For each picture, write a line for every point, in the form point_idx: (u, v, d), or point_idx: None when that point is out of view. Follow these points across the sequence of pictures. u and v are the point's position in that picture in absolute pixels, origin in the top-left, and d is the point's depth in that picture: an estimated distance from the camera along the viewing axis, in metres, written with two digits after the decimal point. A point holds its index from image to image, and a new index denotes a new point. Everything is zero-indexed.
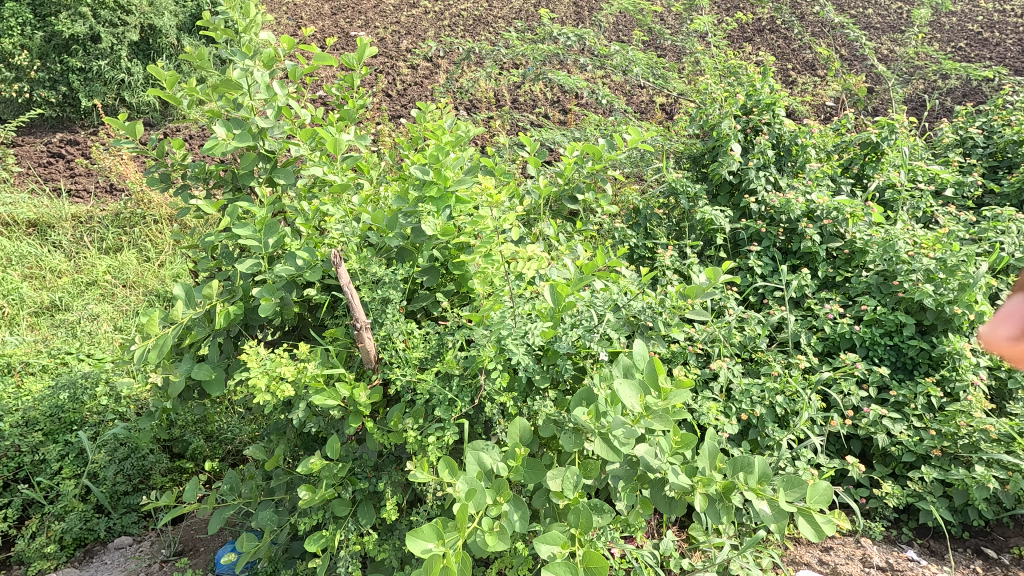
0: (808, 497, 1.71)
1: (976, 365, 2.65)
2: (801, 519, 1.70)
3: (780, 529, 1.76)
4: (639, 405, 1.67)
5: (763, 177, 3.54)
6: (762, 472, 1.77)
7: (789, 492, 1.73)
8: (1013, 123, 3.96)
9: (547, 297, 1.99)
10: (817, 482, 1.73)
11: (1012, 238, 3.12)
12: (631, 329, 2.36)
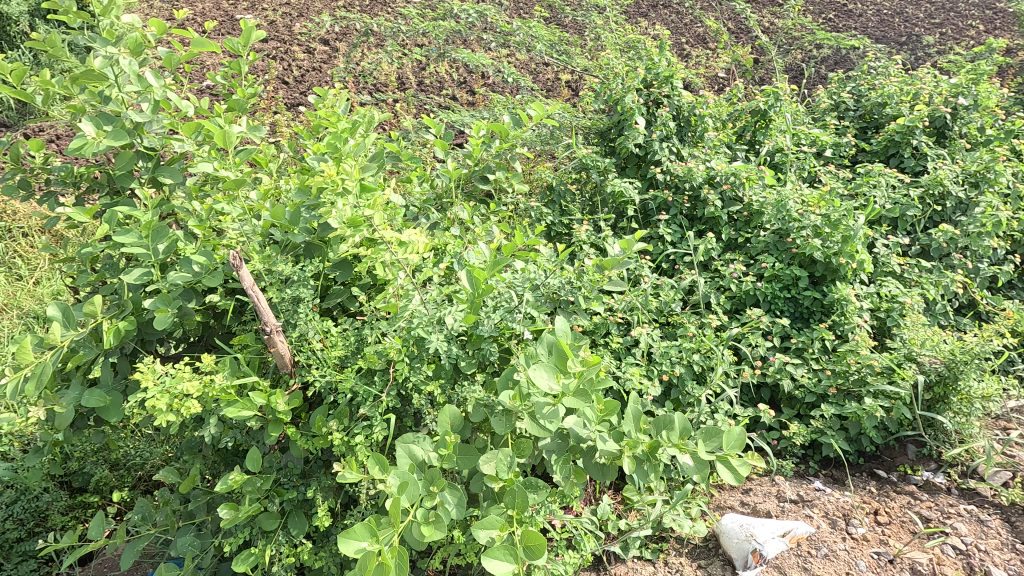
0: (725, 445, 1.81)
1: (860, 309, 2.93)
2: (720, 467, 1.80)
3: (703, 480, 1.86)
4: (558, 385, 1.69)
5: (667, 148, 3.70)
6: (681, 426, 1.87)
7: (708, 442, 1.84)
8: (877, 87, 4.36)
9: (466, 283, 1.99)
10: (732, 430, 1.83)
11: (881, 192, 3.46)
12: (553, 306, 2.39)
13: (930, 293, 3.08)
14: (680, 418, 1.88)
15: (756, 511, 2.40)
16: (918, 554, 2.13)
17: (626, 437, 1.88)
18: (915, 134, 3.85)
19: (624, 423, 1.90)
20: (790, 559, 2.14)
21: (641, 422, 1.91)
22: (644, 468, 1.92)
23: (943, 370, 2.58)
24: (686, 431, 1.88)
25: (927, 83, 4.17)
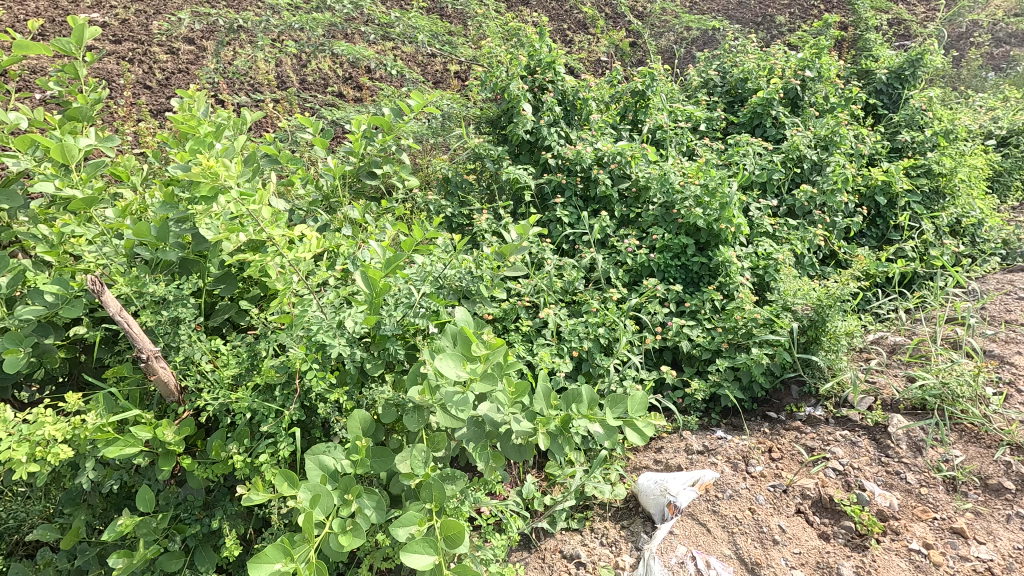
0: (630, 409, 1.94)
1: (741, 268, 3.20)
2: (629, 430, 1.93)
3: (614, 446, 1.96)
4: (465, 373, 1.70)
5: (556, 133, 3.85)
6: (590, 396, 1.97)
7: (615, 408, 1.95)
8: (738, 64, 4.75)
9: (361, 283, 1.94)
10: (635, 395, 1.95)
11: (750, 159, 3.79)
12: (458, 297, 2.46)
13: (797, 247, 3.42)
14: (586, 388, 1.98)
15: (667, 466, 2.58)
16: (806, 480, 2.38)
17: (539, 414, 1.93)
18: (773, 106, 4.24)
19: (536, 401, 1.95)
20: (701, 506, 2.32)
21: (551, 398, 1.97)
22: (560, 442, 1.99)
23: (813, 315, 2.88)
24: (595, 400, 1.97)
25: (779, 59, 4.59)
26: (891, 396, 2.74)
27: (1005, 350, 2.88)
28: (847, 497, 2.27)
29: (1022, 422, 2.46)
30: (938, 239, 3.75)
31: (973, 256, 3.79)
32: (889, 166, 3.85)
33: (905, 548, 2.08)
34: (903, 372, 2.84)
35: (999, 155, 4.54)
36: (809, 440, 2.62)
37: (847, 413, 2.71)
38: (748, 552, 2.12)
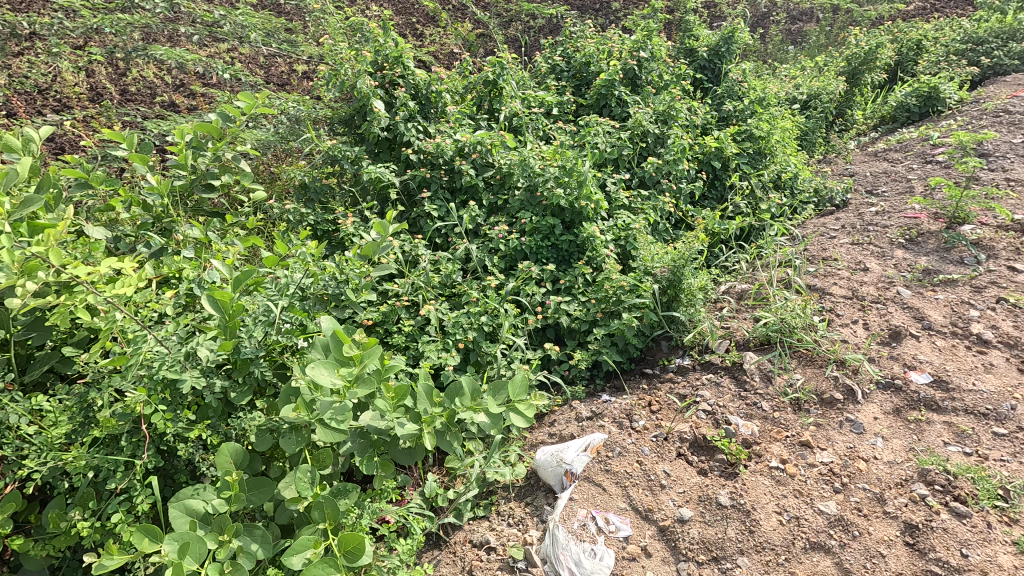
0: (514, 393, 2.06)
1: (605, 241, 3.41)
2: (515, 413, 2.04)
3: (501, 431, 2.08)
4: (341, 379, 1.71)
5: (413, 129, 3.83)
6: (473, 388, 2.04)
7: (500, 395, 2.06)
8: (579, 49, 5.01)
9: (208, 307, 1.80)
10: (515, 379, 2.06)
11: (601, 138, 4.03)
12: (324, 307, 2.39)
13: (651, 215, 3.71)
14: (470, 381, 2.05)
15: (561, 438, 2.70)
16: (682, 425, 2.61)
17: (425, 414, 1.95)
18: (615, 87, 4.53)
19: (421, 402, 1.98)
20: (594, 468, 2.47)
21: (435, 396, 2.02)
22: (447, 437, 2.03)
23: (670, 275, 3.15)
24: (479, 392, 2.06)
25: (615, 43, 4.92)
26: (742, 336, 3.08)
27: (825, 283, 3.36)
28: (717, 433, 2.53)
29: (843, 341, 2.89)
30: (765, 194, 4.25)
31: (794, 205, 4.35)
32: (718, 134, 4.29)
33: (767, 467, 2.36)
34: (749, 315, 3.20)
35: (803, 116, 5.24)
36: (681, 388, 2.87)
37: (710, 358, 3.00)
38: (641, 501, 2.31)
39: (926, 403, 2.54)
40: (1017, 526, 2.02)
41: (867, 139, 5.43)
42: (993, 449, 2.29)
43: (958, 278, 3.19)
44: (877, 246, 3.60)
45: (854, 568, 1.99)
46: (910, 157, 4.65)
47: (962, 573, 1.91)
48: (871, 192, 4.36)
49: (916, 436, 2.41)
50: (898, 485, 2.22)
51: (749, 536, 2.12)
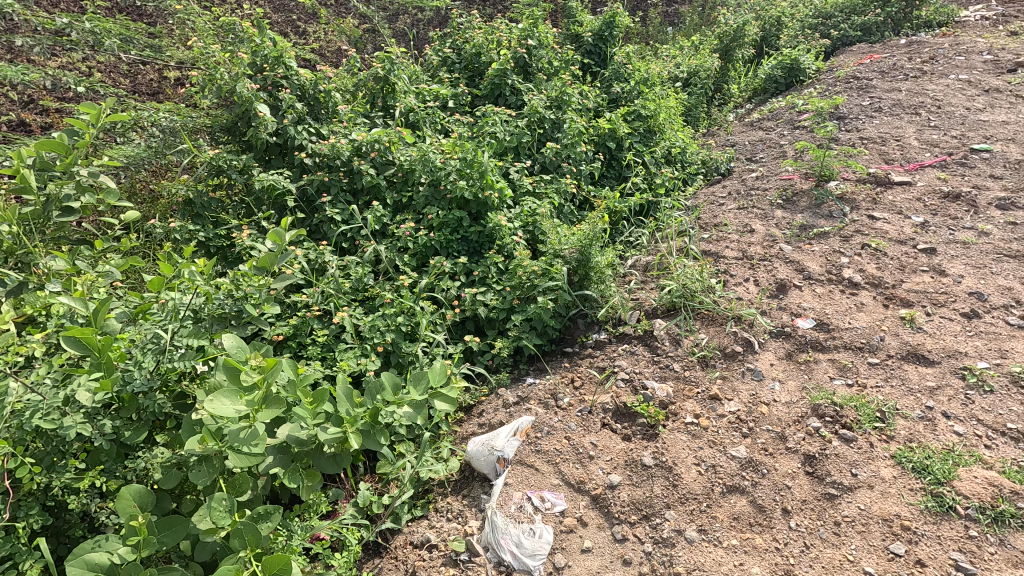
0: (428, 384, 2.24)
1: (513, 229, 3.46)
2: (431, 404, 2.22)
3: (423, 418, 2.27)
4: (246, 405, 1.78)
5: (304, 131, 3.68)
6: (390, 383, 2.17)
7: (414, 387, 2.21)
8: (468, 40, 5.01)
9: (73, 348, 1.85)
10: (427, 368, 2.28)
11: (499, 127, 4.07)
12: (223, 326, 2.26)
13: (555, 199, 3.80)
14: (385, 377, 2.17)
15: (491, 426, 2.73)
16: (604, 396, 2.73)
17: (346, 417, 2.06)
18: (508, 76, 4.58)
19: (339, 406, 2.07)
20: (525, 450, 2.53)
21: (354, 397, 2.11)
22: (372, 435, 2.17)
23: (579, 255, 3.25)
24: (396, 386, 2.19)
25: (503, 32, 4.96)
26: (651, 305, 3.25)
27: (718, 247, 3.62)
28: (636, 398, 2.66)
29: (738, 299, 3.14)
30: (659, 169, 4.48)
31: (686, 177, 4.61)
32: (610, 116, 4.46)
33: (683, 424, 2.52)
34: (655, 284, 3.38)
35: (685, 93, 5.57)
36: (600, 361, 2.99)
37: (624, 330, 3.14)
38: (573, 475, 2.39)
39: (813, 344, 2.81)
40: (894, 441, 2.30)
41: (744, 111, 5.87)
42: (870, 377, 2.59)
43: (829, 230, 3.54)
44: (760, 209, 3.92)
45: (766, 502, 2.18)
46: (780, 124, 5.08)
47: (853, 490, 2.15)
48: (751, 159, 4.72)
49: (807, 376, 2.67)
50: (796, 422, 2.45)
51: (674, 490, 2.26)
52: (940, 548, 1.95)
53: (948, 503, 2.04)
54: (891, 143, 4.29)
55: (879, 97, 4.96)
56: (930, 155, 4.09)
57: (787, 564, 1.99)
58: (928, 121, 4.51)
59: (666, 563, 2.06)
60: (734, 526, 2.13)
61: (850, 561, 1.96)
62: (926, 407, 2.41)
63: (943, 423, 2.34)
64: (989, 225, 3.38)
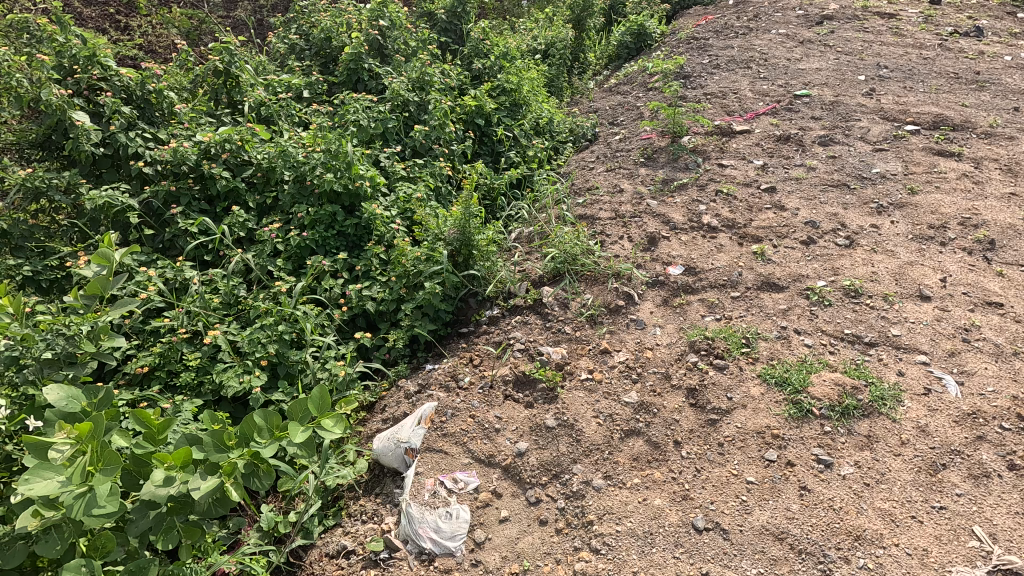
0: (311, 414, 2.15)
1: (391, 217, 3.37)
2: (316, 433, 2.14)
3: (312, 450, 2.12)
4: (72, 471, 1.76)
5: (138, 137, 3.29)
6: (268, 420, 2.07)
7: (296, 420, 2.12)
8: (316, 24, 4.75)
9: None
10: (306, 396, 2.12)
11: (362, 114, 3.91)
12: (55, 368, 2.22)
13: (430, 181, 3.74)
14: (262, 414, 2.07)
15: (395, 420, 2.68)
16: (503, 369, 2.77)
17: (222, 462, 1.97)
18: (363, 59, 4.38)
19: (211, 453, 1.96)
20: (432, 436, 2.52)
21: (227, 440, 1.99)
22: (258, 475, 2.07)
23: (460, 235, 3.24)
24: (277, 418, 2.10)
25: (352, 14, 4.73)
26: (537, 274, 3.33)
27: (592, 210, 3.78)
28: (533, 366, 2.73)
29: (616, 256, 3.31)
30: (529, 141, 4.55)
31: (556, 146, 4.73)
32: (474, 93, 4.44)
33: (579, 381, 2.64)
34: (539, 253, 3.46)
35: (546, 64, 5.69)
36: (495, 336, 3.03)
37: (515, 302, 3.20)
38: (482, 451, 2.43)
39: (684, 288, 3.05)
40: (759, 362, 2.57)
41: (602, 78, 6.12)
42: (734, 309, 2.87)
43: (687, 182, 3.83)
44: (626, 169, 4.13)
45: (660, 439, 2.36)
46: (636, 88, 5.37)
47: (730, 412, 2.39)
48: (613, 123, 4.94)
49: (683, 317, 2.89)
50: (678, 361, 2.65)
51: (578, 445, 2.37)
52: (804, 448, 2.22)
53: (806, 408, 2.33)
54: (730, 96, 4.69)
55: (716, 55, 5.40)
56: (763, 104, 4.53)
57: (683, 490, 2.17)
58: (758, 74, 4.98)
59: (579, 514, 2.16)
60: (635, 467, 2.28)
61: (735, 476, 2.18)
62: (781, 327, 2.72)
63: (795, 339, 2.65)
64: (815, 161, 3.84)
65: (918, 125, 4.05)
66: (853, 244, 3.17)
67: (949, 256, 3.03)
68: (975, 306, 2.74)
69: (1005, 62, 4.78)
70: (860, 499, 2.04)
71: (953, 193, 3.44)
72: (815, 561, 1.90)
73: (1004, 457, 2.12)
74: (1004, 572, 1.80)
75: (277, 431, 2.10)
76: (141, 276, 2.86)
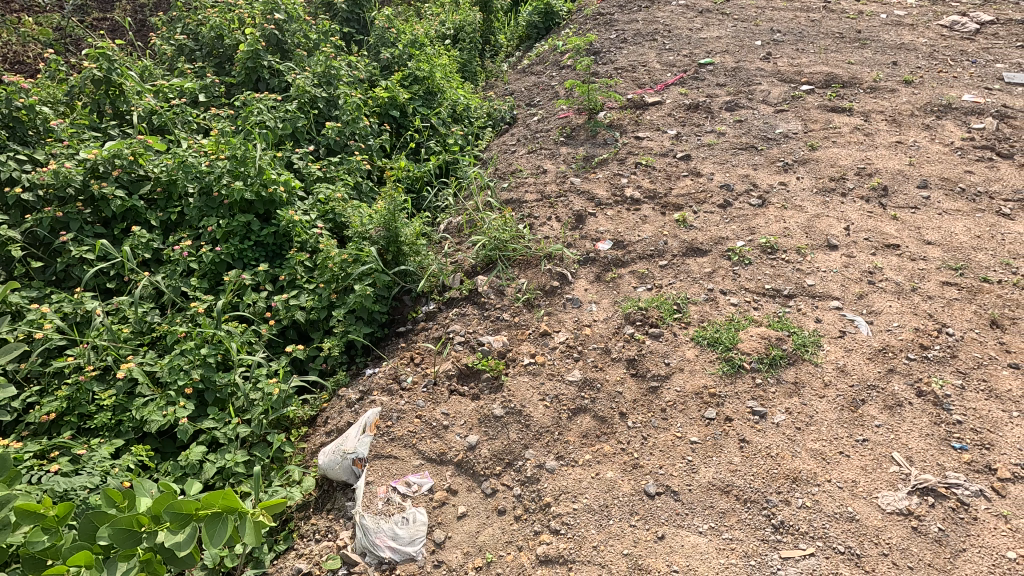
0: (230, 506, 1.75)
1: (311, 221, 3.20)
2: (241, 525, 1.79)
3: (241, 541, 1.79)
4: None
5: (12, 161, 2.98)
6: (178, 510, 1.70)
7: (214, 510, 1.75)
8: (204, 22, 4.43)
9: None
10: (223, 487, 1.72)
11: (267, 115, 3.68)
12: None
13: (348, 180, 3.59)
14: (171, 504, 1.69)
15: (339, 431, 2.59)
16: (446, 364, 2.73)
17: (134, 548, 1.72)
18: (261, 57, 4.11)
19: (118, 540, 1.70)
20: (380, 443, 2.46)
21: (138, 524, 1.71)
22: (181, 559, 1.75)
23: (386, 232, 3.13)
24: (191, 505, 1.72)
25: (243, 9, 4.44)
26: (470, 264, 3.29)
27: (518, 193, 3.76)
28: (475, 357, 2.71)
29: (545, 238, 3.31)
30: (448, 129, 4.45)
31: (476, 133, 4.64)
32: (385, 84, 4.29)
33: (523, 367, 2.65)
34: (469, 242, 3.42)
35: (457, 50, 5.58)
36: (434, 332, 2.97)
37: (450, 295, 3.14)
38: (433, 450, 2.39)
39: (615, 262, 3.11)
40: (691, 325, 2.67)
41: (515, 59, 6.07)
42: (663, 278, 2.95)
43: (608, 157, 3.88)
44: (547, 149, 4.14)
45: (606, 412, 2.40)
46: (549, 67, 5.37)
47: (669, 377, 2.47)
48: (530, 104, 4.92)
49: (617, 291, 2.95)
50: (616, 335, 2.71)
51: (528, 430, 2.38)
52: (740, 402, 2.33)
53: (738, 363, 2.44)
54: (640, 69, 4.78)
55: (622, 30, 5.48)
56: (671, 74, 4.65)
57: (633, 459, 2.23)
58: (664, 45, 5.11)
59: (536, 498, 2.18)
60: (586, 443, 2.32)
61: (679, 438, 2.26)
62: (708, 290, 2.83)
63: (722, 299, 2.77)
64: (724, 126, 3.99)
65: (812, 85, 4.29)
66: (765, 203, 3.33)
67: (850, 205, 3.25)
68: (877, 250, 2.95)
69: (882, 19, 5.14)
70: (794, 443, 2.16)
71: (848, 146, 3.68)
72: (758, 507, 2.00)
73: (913, 385, 2.31)
74: (922, 490, 1.97)
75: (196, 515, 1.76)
76: (34, 313, 2.61)
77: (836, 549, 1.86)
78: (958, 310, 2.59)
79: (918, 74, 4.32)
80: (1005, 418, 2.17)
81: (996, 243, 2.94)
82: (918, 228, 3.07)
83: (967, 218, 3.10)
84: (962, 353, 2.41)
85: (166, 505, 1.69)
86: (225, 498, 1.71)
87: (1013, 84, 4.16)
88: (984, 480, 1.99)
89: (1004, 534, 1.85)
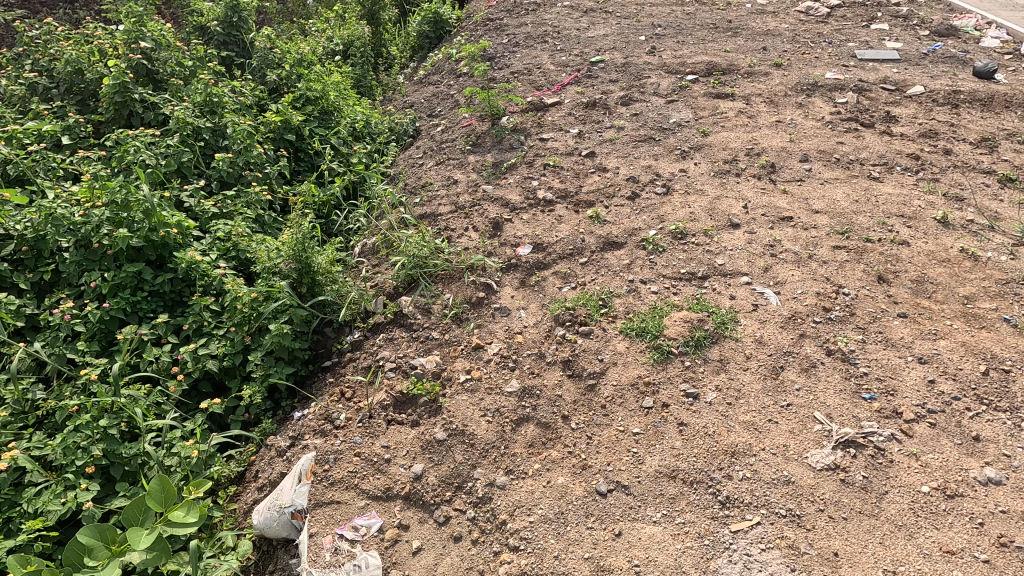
0: (154, 510, 2.00)
1: (213, 262, 2.95)
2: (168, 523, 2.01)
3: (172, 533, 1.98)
4: None
5: None
6: (99, 537, 1.92)
7: (136, 526, 1.98)
8: (57, 56, 4.00)
9: None
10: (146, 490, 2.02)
11: (145, 152, 3.38)
12: None
13: (248, 213, 3.36)
14: (91, 532, 1.91)
15: (272, 484, 2.42)
16: (379, 395, 2.62)
17: None
18: (131, 89, 3.76)
19: None
20: (320, 491, 2.31)
21: None
22: None
23: (297, 265, 2.94)
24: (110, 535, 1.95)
25: (102, 39, 4.04)
26: (391, 286, 3.17)
27: (432, 207, 3.68)
28: (409, 382, 2.63)
29: (466, 250, 3.25)
30: (349, 148, 4.28)
31: (380, 149, 4.49)
32: (276, 107, 4.05)
33: (459, 385, 2.59)
34: (388, 264, 3.30)
35: (348, 65, 5.40)
36: (362, 361, 2.83)
37: (375, 320, 3.01)
38: (377, 487, 2.29)
39: (537, 266, 3.11)
40: (618, 318, 2.73)
41: (410, 70, 5.96)
42: (585, 275, 3.00)
43: (516, 161, 3.90)
44: (455, 159, 4.09)
45: (549, 418, 2.40)
46: (445, 76, 5.32)
47: (605, 372, 2.51)
48: (432, 115, 4.83)
49: (543, 294, 2.96)
50: (547, 339, 2.71)
51: (473, 449, 2.33)
52: (673, 387, 2.41)
53: (666, 350, 2.53)
54: (536, 71, 4.85)
55: (513, 34, 5.54)
56: (566, 74, 4.76)
57: (581, 460, 2.24)
58: (555, 46, 5.22)
59: (491, 518, 2.13)
60: (533, 452, 2.30)
61: (622, 432, 2.30)
62: (629, 282, 2.91)
63: (643, 289, 2.86)
64: (622, 121, 4.14)
65: (696, 74, 4.54)
66: (669, 191, 3.48)
67: (745, 184, 3.47)
68: (773, 223, 3.16)
69: (748, 9, 5.54)
70: (727, 418, 2.26)
71: (736, 129, 3.92)
72: (705, 487, 2.07)
73: (822, 346, 2.49)
74: (844, 443, 2.13)
75: (114, 546, 1.95)
76: None
77: (779, 513, 1.96)
78: (850, 271, 2.83)
79: (785, 57, 4.70)
80: (903, 363, 2.39)
81: (871, 205, 3.24)
82: (806, 199, 3.32)
83: (845, 185, 3.41)
84: (859, 309, 2.63)
85: (87, 534, 1.91)
86: (147, 500, 1.99)
87: (865, 60, 4.61)
88: (893, 424, 2.18)
89: (917, 471, 2.03)
